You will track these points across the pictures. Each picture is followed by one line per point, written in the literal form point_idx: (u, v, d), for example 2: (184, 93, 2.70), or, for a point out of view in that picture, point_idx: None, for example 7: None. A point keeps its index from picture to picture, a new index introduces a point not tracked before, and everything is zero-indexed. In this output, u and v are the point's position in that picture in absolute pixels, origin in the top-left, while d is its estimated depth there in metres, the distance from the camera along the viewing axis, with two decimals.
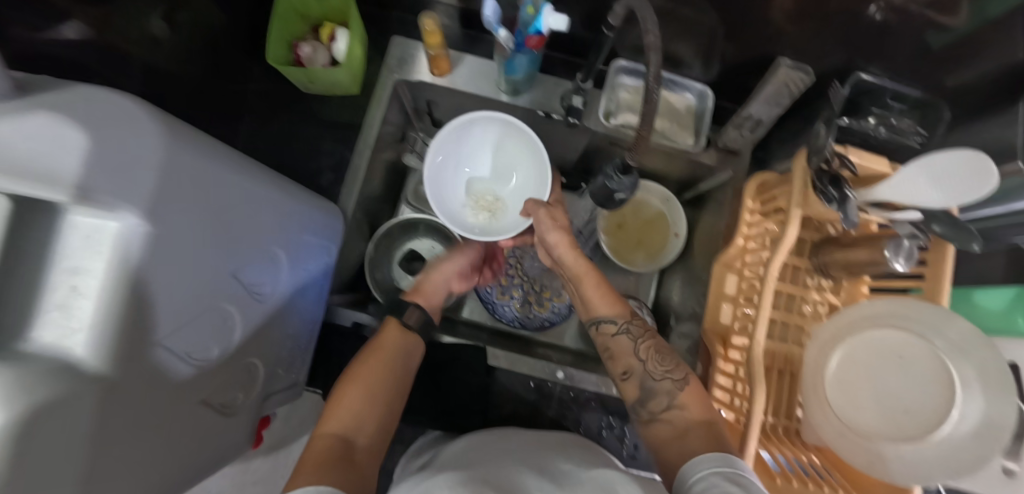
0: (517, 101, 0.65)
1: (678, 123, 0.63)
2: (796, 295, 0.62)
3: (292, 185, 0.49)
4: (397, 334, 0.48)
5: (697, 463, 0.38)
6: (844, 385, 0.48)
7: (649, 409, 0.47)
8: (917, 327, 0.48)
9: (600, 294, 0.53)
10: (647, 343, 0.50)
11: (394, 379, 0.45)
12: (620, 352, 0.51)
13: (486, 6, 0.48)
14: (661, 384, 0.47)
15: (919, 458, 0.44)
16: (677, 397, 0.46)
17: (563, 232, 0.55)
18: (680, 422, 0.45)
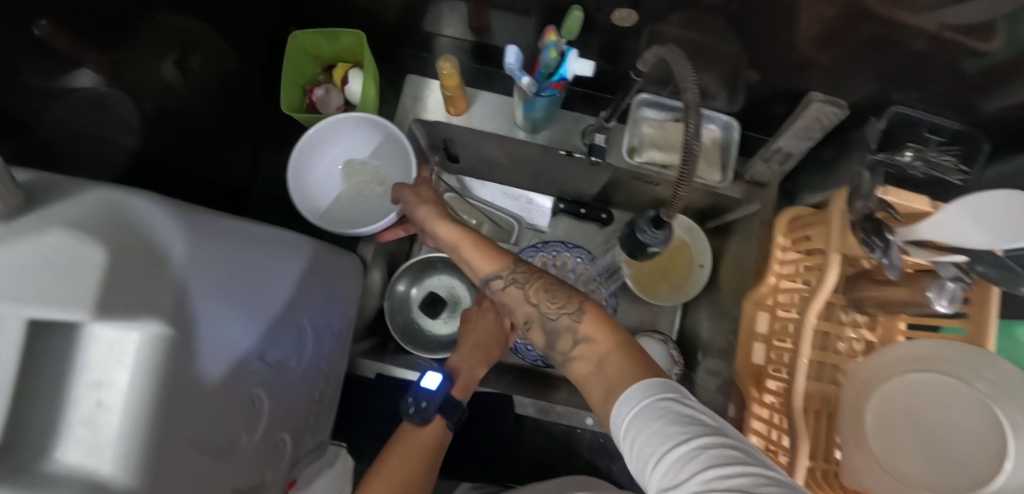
0: (535, 137, 0.64)
1: (704, 158, 0.61)
2: (831, 333, 0.60)
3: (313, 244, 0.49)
4: (432, 433, 0.49)
5: (628, 404, 0.32)
6: (886, 435, 0.47)
7: (560, 351, 0.41)
8: (954, 369, 0.46)
9: (478, 254, 0.49)
10: (535, 284, 0.45)
11: (427, 472, 0.47)
12: (515, 304, 0.46)
13: (509, 54, 0.48)
14: (559, 321, 0.42)
15: None
16: (579, 330, 0.41)
17: (429, 206, 0.54)
18: (591, 359, 0.39)
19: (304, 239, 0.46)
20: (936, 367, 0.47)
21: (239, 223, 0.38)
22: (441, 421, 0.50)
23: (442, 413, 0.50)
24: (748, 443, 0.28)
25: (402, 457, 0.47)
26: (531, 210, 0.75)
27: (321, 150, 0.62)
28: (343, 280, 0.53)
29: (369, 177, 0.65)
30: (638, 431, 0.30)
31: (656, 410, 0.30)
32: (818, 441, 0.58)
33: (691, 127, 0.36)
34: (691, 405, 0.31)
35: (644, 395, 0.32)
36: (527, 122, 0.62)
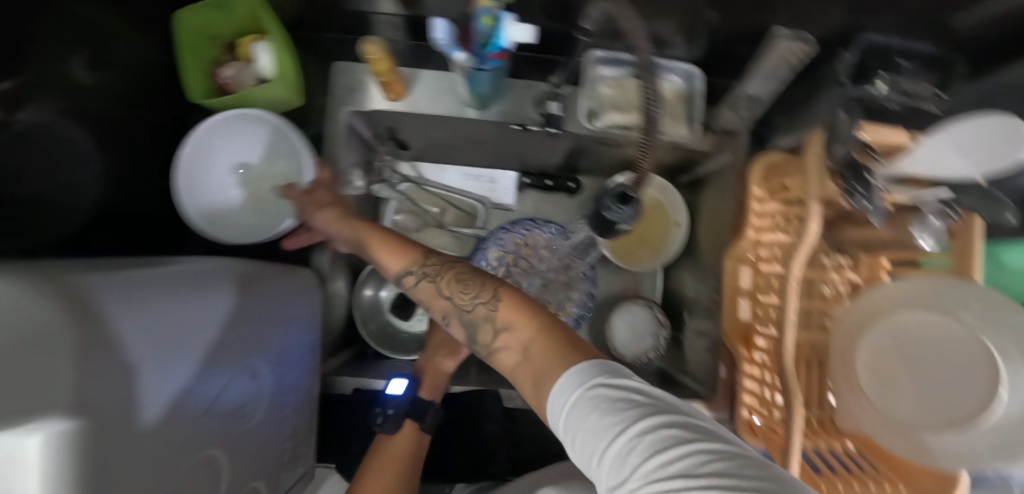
0: (485, 115, 0.59)
1: (668, 113, 0.56)
2: (815, 278, 0.59)
3: (248, 266, 0.44)
4: (407, 439, 0.48)
5: (563, 392, 0.29)
6: (878, 378, 0.46)
7: (481, 344, 0.38)
8: (942, 304, 0.44)
9: (386, 251, 0.44)
10: (448, 277, 0.41)
11: (408, 480, 0.46)
12: (430, 301, 0.41)
13: (435, 29, 0.42)
14: (475, 312, 0.38)
15: (966, 445, 0.41)
16: (498, 319, 0.37)
17: (330, 208, 0.49)
18: (517, 349, 0.35)
19: (229, 266, 0.41)
20: (925, 304, 0.45)
21: (154, 270, 0.33)
22: (412, 423, 0.48)
23: (412, 416, 0.48)
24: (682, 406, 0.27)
25: (377, 473, 0.45)
26: (496, 189, 0.71)
27: (207, 159, 0.51)
28: (297, 303, 0.49)
29: (275, 179, 0.54)
30: (575, 427, 0.28)
31: (587, 403, 0.27)
32: (812, 390, 0.57)
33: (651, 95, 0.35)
34: (628, 381, 0.28)
35: (574, 386, 0.29)
36: (477, 99, 0.57)
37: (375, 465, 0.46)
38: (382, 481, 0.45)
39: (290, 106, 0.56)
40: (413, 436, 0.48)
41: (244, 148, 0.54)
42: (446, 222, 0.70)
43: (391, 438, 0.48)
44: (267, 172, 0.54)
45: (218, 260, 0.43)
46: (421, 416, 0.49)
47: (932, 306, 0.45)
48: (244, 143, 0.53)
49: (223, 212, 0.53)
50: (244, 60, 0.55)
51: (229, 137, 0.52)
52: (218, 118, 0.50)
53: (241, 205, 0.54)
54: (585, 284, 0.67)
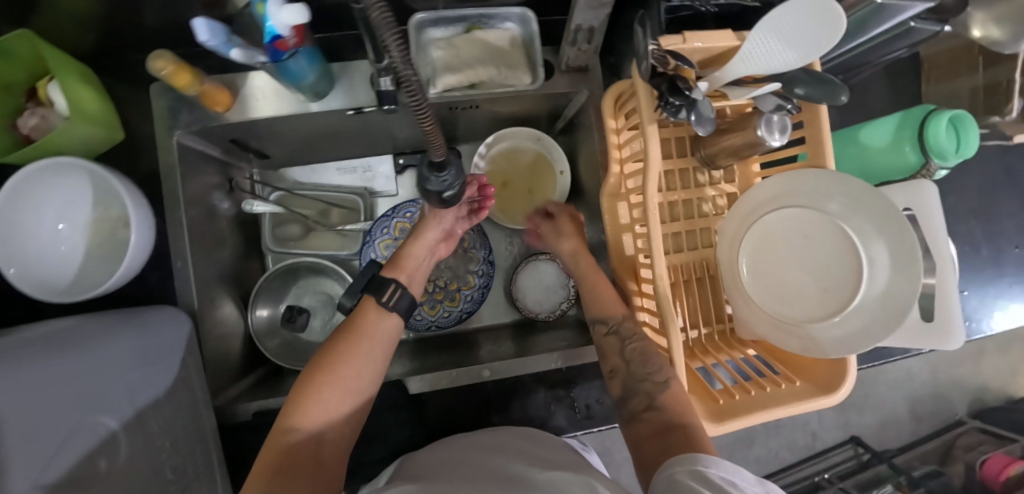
0: (324, 105, 0.55)
1: (507, 64, 0.54)
2: (694, 199, 0.57)
3: (63, 337, 0.41)
4: (376, 317, 0.48)
5: (681, 468, 0.36)
6: (763, 279, 0.50)
7: (630, 409, 0.47)
8: (810, 201, 0.49)
9: (608, 297, 0.56)
10: (633, 346, 0.51)
11: (373, 361, 0.45)
12: (610, 352, 0.53)
13: (198, 31, 0.39)
14: (642, 385, 0.47)
15: (847, 328, 0.46)
16: (656, 399, 0.45)
17: (572, 241, 0.61)
18: (657, 423, 0.44)
19: (42, 343, 0.39)
20: (797, 201, 0.49)
21: (5, 359, 0.34)
22: (373, 299, 0.50)
23: (369, 292, 0.50)
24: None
25: (347, 342, 0.45)
26: (374, 177, 0.72)
27: (22, 229, 0.47)
28: (178, 342, 0.48)
29: (115, 226, 0.53)
30: (702, 490, 0.32)
31: (708, 482, 0.33)
32: (707, 307, 0.58)
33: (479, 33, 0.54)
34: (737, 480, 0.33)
35: (729, 468, 0.35)
36: (305, 92, 0.53)
37: (346, 336, 0.45)
38: (352, 352, 0.44)
39: (110, 140, 0.52)
40: (381, 313, 0.49)
41: (59, 207, 0.50)
42: (333, 223, 0.71)
43: (364, 313, 0.48)
44: (104, 223, 0.53)
45: (72, 331, 0.43)
46: (380, 292, 0.50)
47: (799, 202, 0.49)
48: (59, 201, 0.50)
49: (73, 268, 0.51)
50: (44, 103, 0.51)
51: (39, 201, 0.48)
52: (17, 182, 0.45)
53: (89, 257, 0.52)
54: (481, 254, 0.70)
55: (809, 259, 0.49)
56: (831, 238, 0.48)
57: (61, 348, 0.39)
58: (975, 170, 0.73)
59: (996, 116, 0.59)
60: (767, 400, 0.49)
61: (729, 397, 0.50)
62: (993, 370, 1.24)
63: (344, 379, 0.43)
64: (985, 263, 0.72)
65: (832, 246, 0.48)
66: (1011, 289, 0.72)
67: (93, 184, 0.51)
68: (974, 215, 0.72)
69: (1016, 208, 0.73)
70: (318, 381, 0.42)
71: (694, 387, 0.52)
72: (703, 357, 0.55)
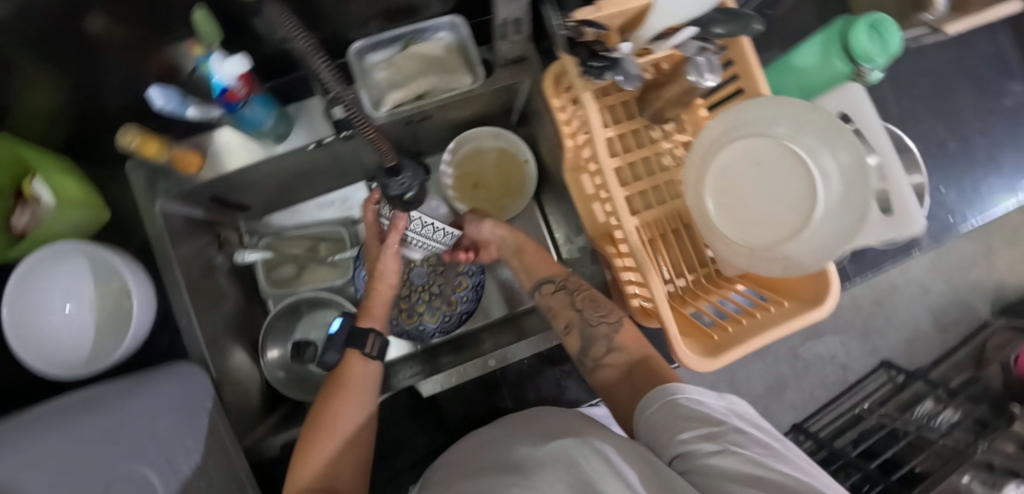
0: (288, 144, 0.59)
1: (445, 69, 0.57)
2: (651, 155, 0.59)
3: (85, 402, 0.43)
4: (361, 365, 0.50)
5: (649, 400, 0.44)
6: (731, 215, 0.51)
7: (592, 357, 0.52)
8: (757, 128, 0.51)
9: (539, 263, 0.62)
10: (582, 294, 0.56)
11: (366, 406, 0.48)
12: (560, 308, 0.56)
13: (153, 98, 0.44)
14: (598, 327, 0.53)
15: (818, 238, 0.47)
16: (614, 341, 0.52)
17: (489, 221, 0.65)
18: (621, 363, 0.50)
19: (70, 412, 0.40)
20: (745, 132, 0.51)
21: (29, 434, 0.35)
22: (357, 351, 0.51)
23: (353, 347, 0.51)
24: (769, 429, 0.42)
25: (338, 397, 0.47)
26: (351, 204, 0.76)
27: (31, 319, 0.50)
28: (191, 398, 0.50)
29: (117, 300, 0.56)
30: (681, 418, 0.40)
31: (681, 406, 0.41)
32: (689, 254, 0.59)
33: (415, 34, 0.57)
34: (699, 400, 0.41)
35: (692, 389, 0.42)
36: (267, 138, 0.57)
37: (335, 391, 0.48)
38: (345, 406, 0.47)
39: (101, 222, 0.56)
40: (366, 362, 0.51)
41: (64, 291, 0.53)
42: (323, 256, 0.75)
43: (349, 365, 0.51)
44: (107, 300, 0.56)
45: (93, 398, 0.44)
46: (362, 344, 0.51)
47: (746, 133, 0.51)
48: (61, 286, 0.53)
49: (87, 345, 0.55)
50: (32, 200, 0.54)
51: (44, 289, 0.51)
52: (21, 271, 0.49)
53: (100, 333, 0.55)
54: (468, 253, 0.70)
55: (769, 183, 0.50)
56: (781, 161, 0.49)
57: (80, 415, 0.40)
58: (924, 71, 0.75)
59: (924, 14, 0.61)
60: (761, 326, 0.50)
61: (723, 332, 0.51)
62: (1010, 264, 1.24)
63: (342, 432, 0.45)
64: (950, 157, 0.74)
65: (785, 169, 0.49)
66: (983, 179, 0.73)
67: (90, 263, 0.54)
68: (933, 114, 0.74)
69: (969, 99, 0.75)
70: (320, 440, 0.44)
71: (692, 331, 0.53)
72: (695, 301, 0.56)
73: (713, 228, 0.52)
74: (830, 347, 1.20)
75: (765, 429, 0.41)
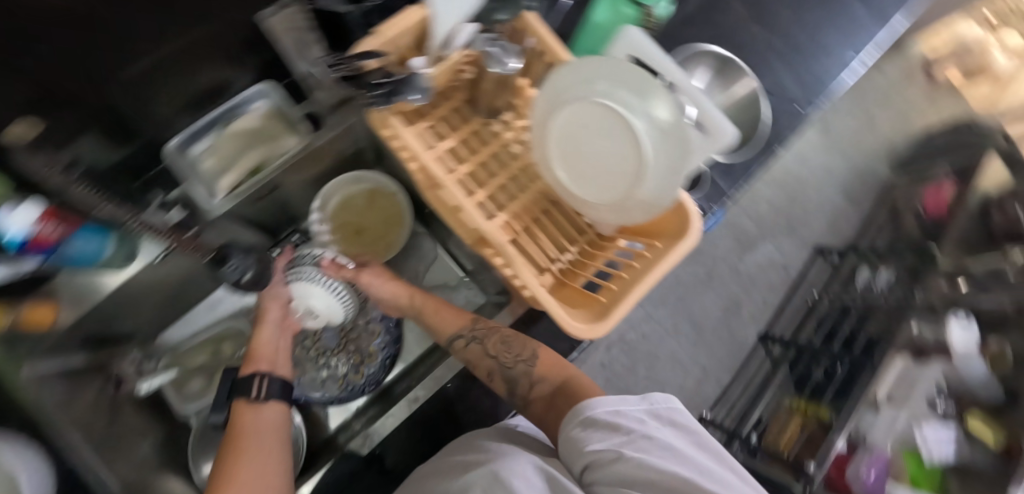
0: (136, 266, 0.57)
1: (270, 139, 0.59)
2: (498, 149, 0.60)
3: None
4: (253, 415, 0.48)
5: (571, 416, 0.43)
6: (583, 180, 0.54)
7: (521, 394, 0.52)
8: (571, 93, 0.51)
9: (446, 315, 0.58)
10: (493, 338, 0.54)
11: (273, 461, 0.43)
12: (477, 359, 0.54)
13: None
14: (516, 368, 0.52)
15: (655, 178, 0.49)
16: (535, 374, 0.52)
17: (391, 281, 0.63)
18: (545, 394, 0.51)
19: None
20: (562, 101, 0.52)
21: None
22: (243, 400, 0.49)
23: (239, 396, 0.49)
24: (685, 421, 0.43)
25: (237, 459, 0.42)
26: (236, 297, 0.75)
27: None
28: None
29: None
30: (598, 433, 0.40)
31: (601, 422, 0.41)
32: (566, 228, 0.60)
33: (226, 112, 0.57)
34: (620, 413, 0.41)
35: (615, 401, 0.42)
36: (113, 263, 0.55)
37: (231, 449, 0.43)
38: (251, 465, 0.41)
39: None
40: (256, 408, 0.48)
41: None
42: (229, 354, 0.73)
43: (239, 416, 0.48)
44: None
45: None
46: (246, 391, 0.50)
47: (563, 101, 0.52)
48: None
49: None
50: None
51: None
52: None
53: None
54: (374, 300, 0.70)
55: (600, 141, 0.52)
56: (599, 117, 0.51)
57: None
58: None
59: None
60: (642, 273, 0.51)
61: (609, 292, 0.53)
62: (889, 125, 1.40)
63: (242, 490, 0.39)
64: (777, 57, 0.80)
65: (605, 124, 0.51)
66: (818, 64, 0.81)
67: None
68: (751, 21, 0.79)
69: None
70: None
71: (585, 300, 0.54)
72: (585, 271, 0.58)
73: (574, 198, 0.56)
74: (767, 253, 1.28)
75: (682, 430, 0.42)
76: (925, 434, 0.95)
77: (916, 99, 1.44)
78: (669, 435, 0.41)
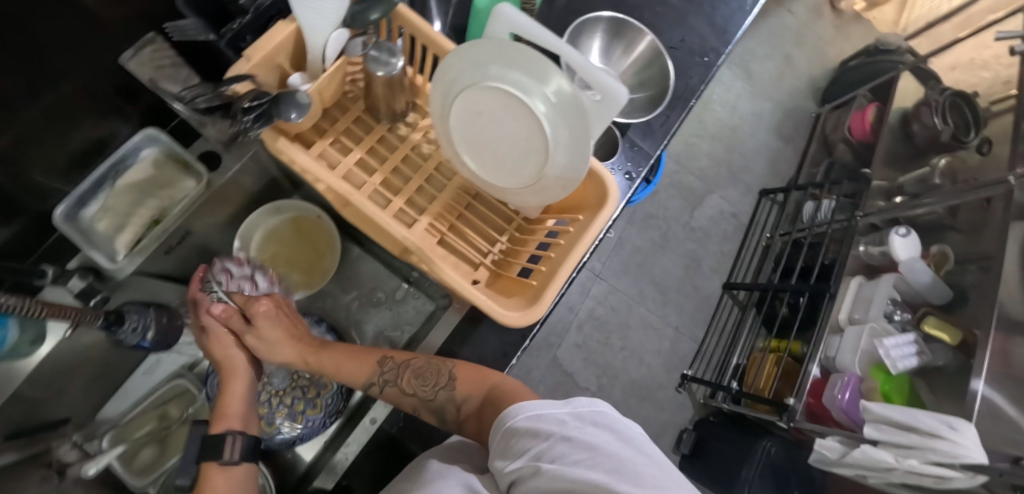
0: (45, 347, 0.55)
1: (168, 185, 0.57)
2: (408, 153, 0.59)
3: None
4: (225, 473, 0.43)
5: (499, 427, 0.42)
6: (497, 167, 0.54)
7: (452, 417, 0.52)
8: (463, 82, 0.50)
9: (349, 362, 0.55)
10: (405, 375, 0.53)
11: None
12: (397, 399, 0.53)
13: None
14: (437, 397, 0.51)
15: (561, 153, 0.49)
16: (458, 398, 0.51)
17: (285, 342, 0.55)
18: (474, 411, 0.50)
19: None
20: (456, 92, 0.51)
21: None
22: (212, 462, 0.43)
23: (206, 459, 0.43)
24: (619, 421, 0.39)
25: None
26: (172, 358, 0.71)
27: None
28: None
29: None
30: (517, 443, 0.38)
31: (521, 430, 0.39)
32: (492, 220, 0.60)
33: (116, 167, 0.55)
34: (541, 419, 0.39)
35: (539, 403, 0.40)
36: (21, 348, 0.52)
37: None
38: None
39: None
40: (227, 469, 0.44)
41: None
42: None
43: (206, 479, 0.42)
44: None
45: None
46: (216, 453, 0.44)
47: (457, 92, 0.51)
48: None
49: None
50: None
51: None
52: None
53: None
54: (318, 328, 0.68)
55: (502, 126, 0.50)
56: (494, 102, 0.49)
57: None
58: None
59: None
60: (569, 248, 0.51)
61: (540, 273, 0.52)
62: (808, 62, 1.48)
63: None
64: (674, 15, 0.82)
65: (503, 107, 0.49)
66: (716, 13, 0.83)
67: None
68: None
69: None
70: None
71: (518, 286, 0.54)
72: (518, 257, 0.58)
73: (493, 187, 0.56)
74: (717, 205, 1.35)
75: (610, 428, 0.38)
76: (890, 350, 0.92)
77: (826, 34, 1.52)
78: (595, 437, 0.36)
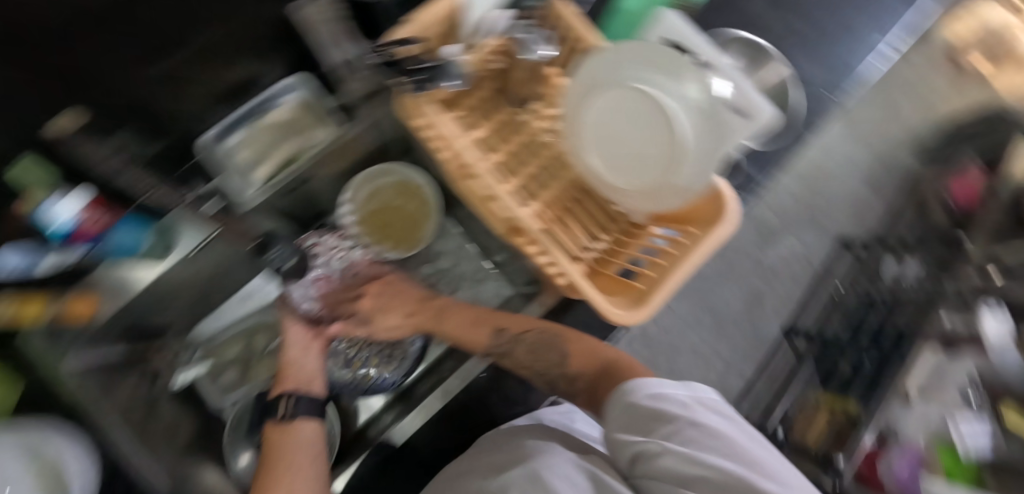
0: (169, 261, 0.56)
1: (302, 130, 0.60)
2: (529, 140, 0.60)
3: None
4: (304, 430, 0.51)
5: (618, 398, 0.48)
6: (618, 167, 0.53)
7: (563, 383, 0.60)
8: (605, 80, 0.51)
9: (464, 330, 0.61)
10: (520, 349, 0.60)
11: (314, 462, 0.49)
12: (513, 363, 0.61)
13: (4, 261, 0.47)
14: (550, 368, 0.60)
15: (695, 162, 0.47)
16: (570, 372, 0.59)
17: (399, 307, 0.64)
18: (586, 384, 0.58)
19: None
20: (595, 88, 0.52)
21: None
22: (272, 421, 0.52)
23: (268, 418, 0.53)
24: (730, 412, 0.46)
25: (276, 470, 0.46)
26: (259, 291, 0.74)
27: None
28: None
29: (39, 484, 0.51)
30: (643, 418, 0.44)
31: (645, 407, 0.45)
32: (597, 218, 0.60)
33: (259, 105, 0.58)
34: (665, 399, 0.45)
35: (659, 384, 0.46)
36: (155, 254, 0.55)
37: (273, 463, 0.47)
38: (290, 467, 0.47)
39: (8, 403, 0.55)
40: (285, 428, 0.51)
41: None
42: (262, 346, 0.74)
43: (277, 434, 0.51)
44: None
45: None
46: (274, 413, 0.53)
47: (596, 89, 0.52)
48: None
49: None
50: None
51: None
52: None
53: None
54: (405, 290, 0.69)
55: (635, 126, 0.51)
56: (634, 102, 0.50)
57: None
58: None
59: None
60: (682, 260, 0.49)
61: (646, 280, 0.52)
62: (917, 111, 1.36)
63: None
64: (803, 43, 0.79)
65: (640, 108, 0.50)
66: (845, 50, 0.80)
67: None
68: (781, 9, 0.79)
69: None
70: None
71: (618, 288, 0.54)
72: (619, 257, 0.58)
73: (607, 187, 0.55)
74: (789, 246, 1.30)
75: (728, 416, 0.44)
76: (962, 429, 0.90)
77: None
78: (714, 421, 0.43)
